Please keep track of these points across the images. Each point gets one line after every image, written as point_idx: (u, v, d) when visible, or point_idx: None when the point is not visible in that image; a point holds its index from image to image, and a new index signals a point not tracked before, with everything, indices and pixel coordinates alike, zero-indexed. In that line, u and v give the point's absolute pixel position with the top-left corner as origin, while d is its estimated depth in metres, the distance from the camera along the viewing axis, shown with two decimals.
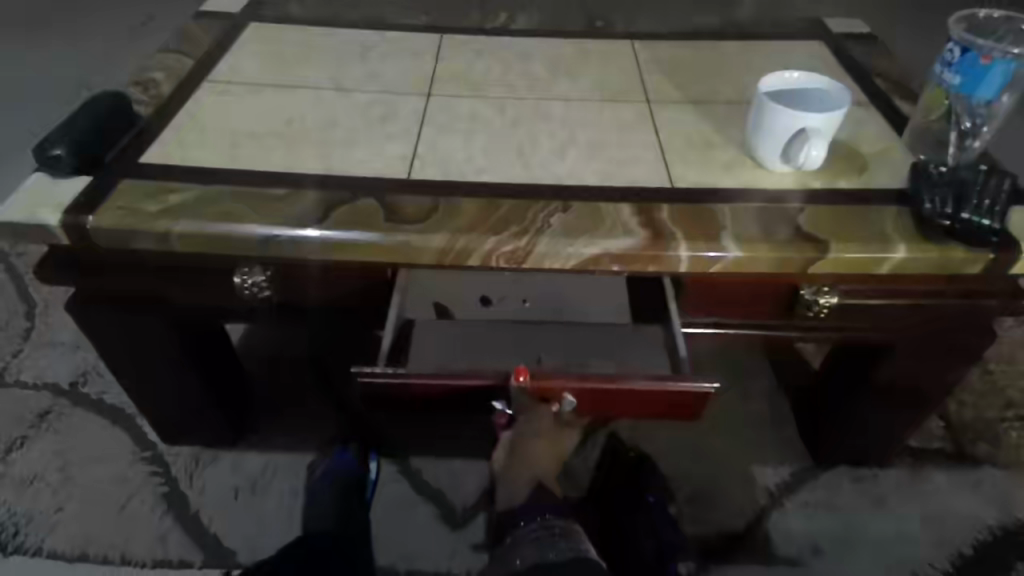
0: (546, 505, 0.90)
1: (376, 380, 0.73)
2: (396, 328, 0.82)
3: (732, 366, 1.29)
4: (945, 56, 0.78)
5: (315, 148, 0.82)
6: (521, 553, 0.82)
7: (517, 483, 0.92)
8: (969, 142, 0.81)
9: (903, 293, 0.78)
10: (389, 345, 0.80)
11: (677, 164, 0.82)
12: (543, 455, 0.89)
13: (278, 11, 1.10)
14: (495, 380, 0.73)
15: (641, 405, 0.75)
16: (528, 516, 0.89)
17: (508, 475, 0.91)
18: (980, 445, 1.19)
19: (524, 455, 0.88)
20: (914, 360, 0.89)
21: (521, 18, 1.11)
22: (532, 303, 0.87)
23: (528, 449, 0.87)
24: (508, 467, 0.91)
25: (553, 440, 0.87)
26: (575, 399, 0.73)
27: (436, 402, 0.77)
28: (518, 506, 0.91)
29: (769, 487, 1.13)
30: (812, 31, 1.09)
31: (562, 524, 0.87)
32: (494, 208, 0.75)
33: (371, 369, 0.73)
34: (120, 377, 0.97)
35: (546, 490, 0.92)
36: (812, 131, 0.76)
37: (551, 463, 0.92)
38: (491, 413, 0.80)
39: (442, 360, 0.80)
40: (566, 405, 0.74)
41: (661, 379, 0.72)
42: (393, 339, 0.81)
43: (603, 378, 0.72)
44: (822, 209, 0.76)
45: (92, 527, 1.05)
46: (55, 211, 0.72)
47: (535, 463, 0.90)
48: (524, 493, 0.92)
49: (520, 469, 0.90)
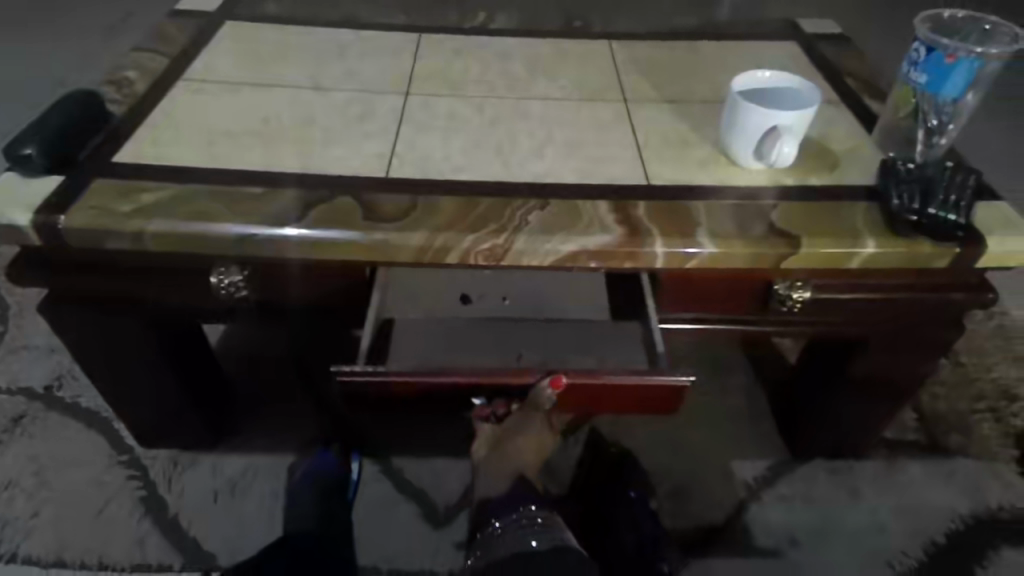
0: (527, 498, 0.85)
1: (354, 380, 0.73)
2: (376, 328, 0.81)
3: (712, 360, 1.31)
4: (912, 55, 0.79)
5: (292, 147, 0.82)
6: (502, 542, 0.79)
7: (499, 475, 0.87)
8: (936, 139, 0.82)
9: (874, 287, 0.80)
10: (367, 346, 0.78)
11: (654, 162, 0.83)
12: (529, 444, 0.85)
13: (255, 10, 1.09)
14: (469, 377, 0.73)
15: (614, 400, 0.76)
16: (507, 509, 0.84)
17: (491, 464, 0.87)
18: (952, 436, 1.22)
19: (510, 443, 0.84)
20: (888, 353, 0.91)
21: (499, 18, 1.11)
22: (512, 301, 0.88)
23: (514, 438, 0.83)
24: (489, 458, 0.87)
25: (543, 433, 0.84)
26: (555, 395, 0.74)
27: (417, 402, 0.77)
28: (496, 497, 0.86)
29: (747, 480, 1.15)
30: (785, 31, 1.11)
31: (544, 515, 0.83)
32: (472, 206, 0.75)
33: (350, 368, 0.74)
34: (95, 381, 0.96)
35: (528, 483, 0.87)
36: (784, 129, 0.77)
37: (535, 454, 0.87)
38: (472, 408, 0.80)
39: (421, 356, 0.79)
40: (546, 404, 0.74)
41: (637, 374, 0.73)
42: (372, 339, 0.79)
43: (583, 374, 0.73)
44: (795, 205, 0.77)
45: (68, 533, 1.04)
46: (25, 211, 0.71)
47: (515, 453, 0.85)
48: (505, 485, 0.86)
49: (500, 461, 0.86)
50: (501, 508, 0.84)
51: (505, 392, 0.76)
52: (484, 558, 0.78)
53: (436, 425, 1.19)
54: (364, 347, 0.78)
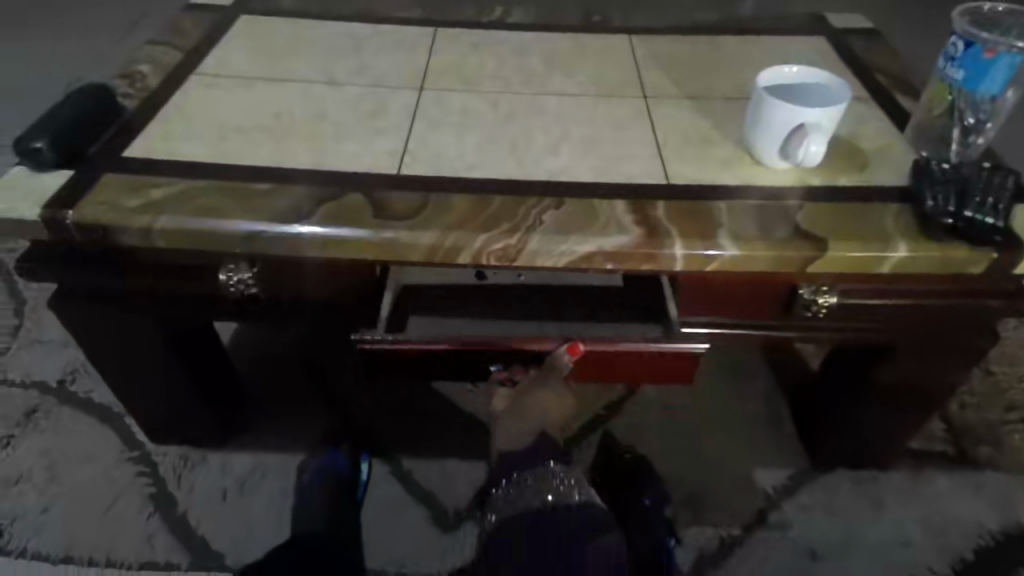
0: (549, 453, 0.84)
1: (376, 346, 0.77)
2: (395, 300, 0.86)
3: (730, 364, 1.28)
4: (949, 50, 0.76)
5: (304, 142, 0.80)
6: (526, 495, 0.78)
7: (521, 430, 0.86)
8: (973, 138, 0.79)
9: (904, 292, 0.76)
10: (387, 315, 0.83)
11: (674, 161, 0.80)
12: (549, 401, 0.85)
13: (269, 4, 1.07)
14: (484, 344, 0.76)
15: (646, 371, 0.79)
16: (528, 462, 0.83)
17: (510, 418, 0.87)
18: (981, 448, 1.17)
19: (530, 398, 0.85)
20: (917, 359, 0.88)
21: (516, 12, 1.09)
22: (527, 280, 0.90)
23: (534, 392, 0.84)
24: (509, 412, 0.87)
25: (563, 391, 0.85)
26: (572, 361, 0.77)
27: (427, 367, 0.80)
28: (518, 451, 0.85)
29: (766, 489, 1.11)
30: (813, 26, 1.07)
31: (567, 473, 0.81)
32: (485, 205, 0.73)
33: (372, 336, 0.78)
34: (105, 376, 0.95)
35: (551, 440, 0.86)
36: (812, 126, 0.73)
37: (556, 411, 0.87)
38: (489, 372, 0.85)
39: (433, 327, 0.83)
40: (563, 368, 0.78)
41: (652, 342, 0.76)
42: (393, 311, 0.84)
43: (600, 342, 0.77)
44: (821, 206, 0.74)
45: (77, 529, 1.04)
46: (33, 205, 0.70)
47: (536, 409, 0.85)
48: (527, 441, 0.85)
49: (518, 419, 0.86)
50: (523, 462, 0.83)
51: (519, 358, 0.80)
52: (508, 506, 0.78)
53: (451, 417, 1.18)
54: (385, 317, 0.83)
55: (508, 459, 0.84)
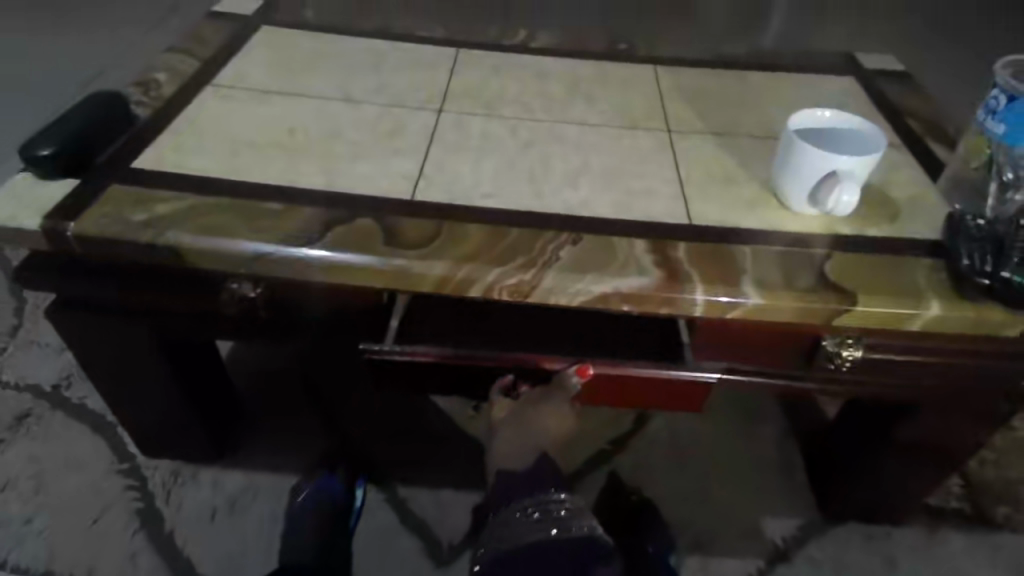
0: (548, 477, 0.81)
1: (386, 358, 0.72)
2: (403, 318, 0.77)
3: (742, 406, 1.24)
4: (989, 103, 0.73)
5: (316, 161, 0.78)
6: (523, 530, 0.74)
7: (519, 447, 0.82)
8: (1011, 194, 0.74)
9: (931, 352, 0.73)
10: (396, 328, 0.76)
11: (697, 200, 0.77)
12: (552, 418, 0.79)
13: (291, 16, 1.06)
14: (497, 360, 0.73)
15: (656, 396, 0.75)
16: (525, 490, 0.78)
17: (509, 428, 0.81)
18: (999, 507, 1.12)
19: (532, 411, 0.79)
20: (935, 418, 0.85)
21: (540, 36, 1.07)
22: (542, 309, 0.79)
23: (538, 407, 0.78)
24: (508, 421, 0.81)
25: (567, 411, 0.79)
26: (581, 384, 0.73)
27: (438, 379, 0.77)
28: (517, 472, 0.81)
29: (774, 540, 1.07)
30: (842, 65, 1.05)
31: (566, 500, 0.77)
32: (500, 236, 0.71)
33: (380, 348, 0.73)
34: (98, 384, 0.93)
35: (551, 460, 0.83)
36: (843, 174, 0.71)
37: (557, 429, 0.81)
38: (493, 380, 0.78)
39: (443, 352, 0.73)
40: (570, 390, 0.73)
41: (660, 366, 0.72)
42: (400, 322, 0.77)
43: (609, 364, 0.73)
44: (848, 256, 0.71)
45: (60, 542, 1.01)
46: (36, 215, 0.68)
47: (537, 423, 0.79)
48: (528, 458, 0.82)
49: (518, 428, 0.81)
50: (520, 488, 0.79)
51: (532, 375, 0.77)
52: (504, 541, 0.73)
53: (451, 442, 1.14)
54: (393, 330, 0.76)
55: (506, 483, 0.80)
